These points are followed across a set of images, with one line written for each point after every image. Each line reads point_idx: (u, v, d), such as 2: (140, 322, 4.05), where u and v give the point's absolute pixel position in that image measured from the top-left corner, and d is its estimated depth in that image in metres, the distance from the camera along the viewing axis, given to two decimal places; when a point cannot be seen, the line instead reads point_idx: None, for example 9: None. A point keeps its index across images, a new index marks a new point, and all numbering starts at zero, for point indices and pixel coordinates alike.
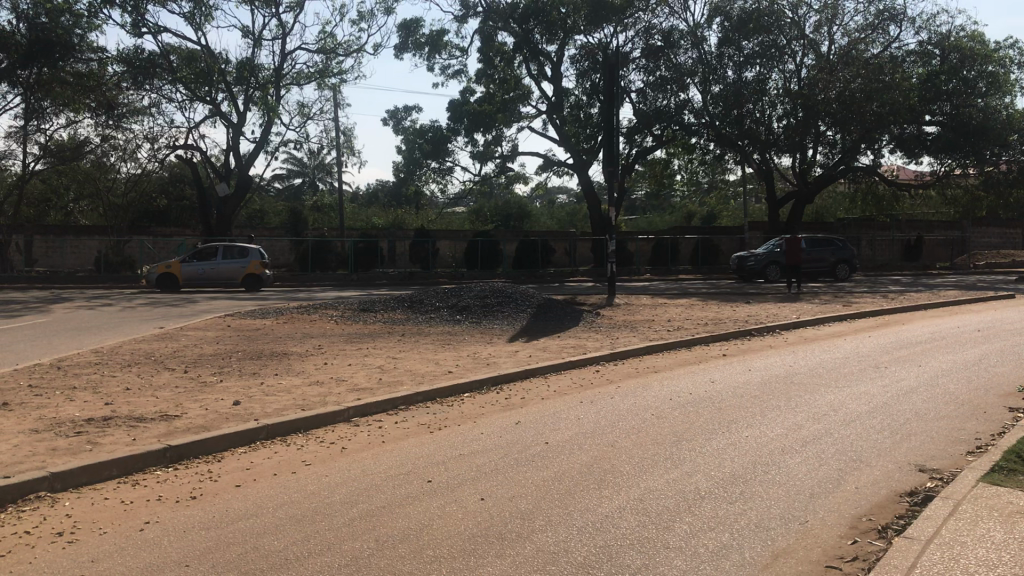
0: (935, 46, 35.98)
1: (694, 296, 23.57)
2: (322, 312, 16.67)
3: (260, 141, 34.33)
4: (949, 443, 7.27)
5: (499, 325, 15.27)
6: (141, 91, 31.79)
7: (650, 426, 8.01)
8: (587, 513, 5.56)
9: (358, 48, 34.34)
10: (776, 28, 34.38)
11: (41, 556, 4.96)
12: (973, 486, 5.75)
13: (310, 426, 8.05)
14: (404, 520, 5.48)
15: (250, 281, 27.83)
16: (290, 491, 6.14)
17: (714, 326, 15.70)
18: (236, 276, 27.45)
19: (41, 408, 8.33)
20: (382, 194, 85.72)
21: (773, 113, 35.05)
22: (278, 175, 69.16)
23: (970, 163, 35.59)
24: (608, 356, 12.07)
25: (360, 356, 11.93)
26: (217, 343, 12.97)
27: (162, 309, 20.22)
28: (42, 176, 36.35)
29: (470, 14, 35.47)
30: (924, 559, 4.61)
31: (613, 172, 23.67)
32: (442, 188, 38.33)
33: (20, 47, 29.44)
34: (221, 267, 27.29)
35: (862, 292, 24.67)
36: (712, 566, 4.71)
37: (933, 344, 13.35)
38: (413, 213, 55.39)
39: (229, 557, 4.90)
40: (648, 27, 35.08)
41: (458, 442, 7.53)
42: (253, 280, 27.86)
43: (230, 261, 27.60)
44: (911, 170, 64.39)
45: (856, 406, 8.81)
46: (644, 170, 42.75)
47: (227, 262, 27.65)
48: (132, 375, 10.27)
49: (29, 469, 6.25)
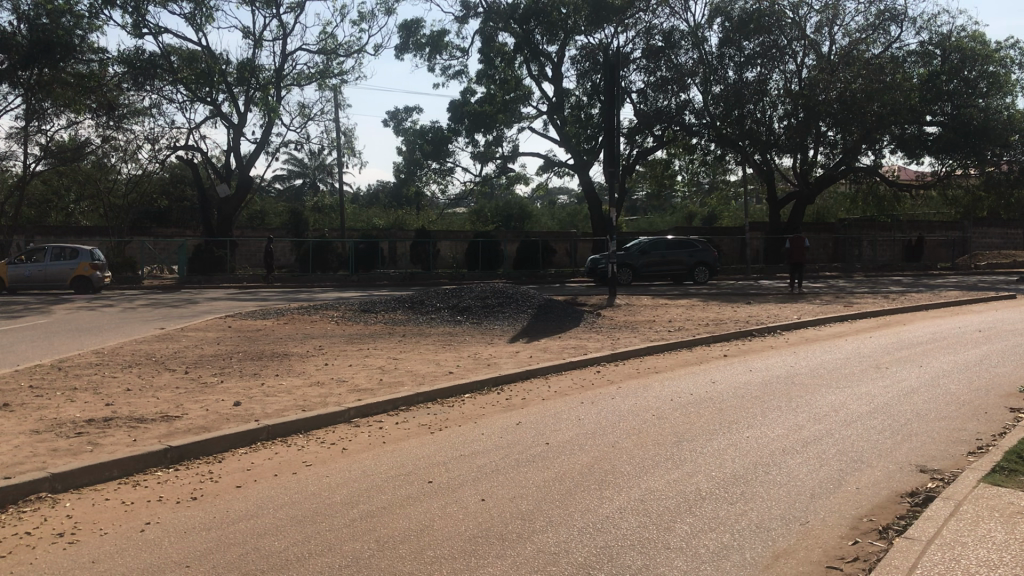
0: (936, 46, 35.97)
1: (694, 295, 23.60)
2: (323, 313, 16.70)
3: (261, 141, 34.34)
4: (950, 443, 7.27)
5: (500, 325, 15.30)
6: (142, 92, 31.83)
7: (651, 426, 8.03)
8: (588, 513, 5.57)
9: (359, 48, 34.37)
10: (777, 29, 34.36)
11: (42, 557, 4.96)
12: (974, 486, 5.74)
13: (311, 427, 8.05)
14: (404, 520, 5.48)
15: (80, 284, 26.54)
16: (291, 492, 6.13)
17: (714, 326, 15.73)
18: (65, 278, 26.23)
19: (42, 408, 8.37)
20: (382, 194, 85.82)
21: (774, 113, 34.99)
22: (279, 175, 69.24)
23: (971, 164, 35.64)
24: (609, 357, 12.09)
25: (361, 356, 11.96)
26: (218, 344, 13.00)
27: (164, 309, 20.26)
28: (42, 176, 36.38)
29: (471, 14, 35.45)
30: (925, 560, 4.61)
31: (614, 172, 23.68)
32: (443, 189, 38.34)
33: (20, 49, 29.07)
34: (50, 269, 26.09)
35: (863, 292, 24.68)
36: (712, 567, 4.71)
37: (933, 344, 13.35)
38: (415, 214, 55.43)
39: (228, 557, 4.90)
40: (648, 28, 35.11)
41: (460, 443, 7.54)
42: (83, 282, 26.62)
43: (60, 263, 26.38)
44: (912, 171, 64.44)
45: (857, 406, 8.82)
46: (645, 171, 42.77)
47: (57, 264, 26.51)
48: (133, 375, 10.30)
49: (29, 469, 6.27)
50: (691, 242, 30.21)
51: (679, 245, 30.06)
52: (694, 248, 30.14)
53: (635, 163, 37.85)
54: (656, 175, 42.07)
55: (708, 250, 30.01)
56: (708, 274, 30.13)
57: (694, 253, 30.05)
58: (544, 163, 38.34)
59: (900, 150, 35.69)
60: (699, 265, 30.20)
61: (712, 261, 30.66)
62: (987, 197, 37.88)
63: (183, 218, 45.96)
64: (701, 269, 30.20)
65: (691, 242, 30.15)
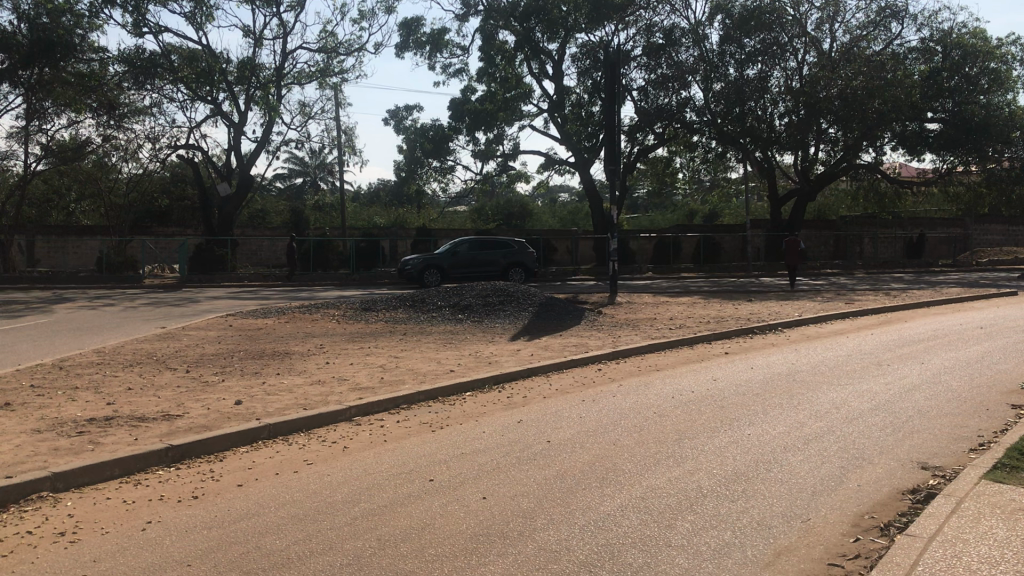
0: (937, 43, 35.75)
1: (696, 293, 23.52)
2: (324, 311, 16.70)
3: (262, 140, 34.30)
4: (952, 440, 7.26)
5: (502, 323, 15.28)
6: (143, 91, 31.82)
7: (653, 424, 8.02)
8: (590, 510, 5.57)
9: (359, 47, 34.30)
10: (778, 26, 34.36)
11: (43, 556, 4.96)
12: (976, 483, 5.74)
13: (311, 426, 8.03)
14: (405, 518, 5.49)
15: None
16: (292, 490, 6.14)
17: (715, 323, 15.72)
18: None
19: (43, 408, 8.36)
20: (383, 192, 85.83)
21: (775, 111, 34.88)
22: (280, 174, 69.26)
23: (973, 160, 35.59)
24: (611, 355, 12.09)
25: (363, 355, 11.97)
26: (219, 342, 13.01)
27: (165, 309, 20.26)
28: (43, 176, 36.43)
29: (471, 12, 35.44)
30: (928, 556, 4.61)
31: (615, 170, 23.58)
32: (444, 187, 38.32)
33: (21, 47, 29.21)
34: None
35: (864, 291, 24.56)
36: (715, 564, 4.70)
37: (936, 342, 13.29)
38: (415, 213, 55.39)
39: (231, 555, 4.91)
40: (648, 25, 35.13)
41: (461, 441, 7.54)
42: None
43: None
44: (914, 168, 64.37)
45: (859, 404, 8.80)
46: (646, 168, 42.71)
47: None
48: (133, 374, 10.28)
49: (31, 469, 6.26)
50: (505, 241, 28.66)
51: (496, 244, 28.46)
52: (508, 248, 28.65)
53: (636, 160, 37.79)
54: (657, 173, 42.05)
55: (525, 249, 28.71)
56: (526, 275, 28.77)
57: (509, 253, 28.65)
58: (545, 162, 38.30)
59: (901, 147, 35.64)
60: (514, 264, 28.76)
61: (528, 262, 28.98)
62: (989, 194, 37.85)
63: (184, 217, 46.02)
64: (518, 268, 28.86)
65: (506, 241, 28.71)
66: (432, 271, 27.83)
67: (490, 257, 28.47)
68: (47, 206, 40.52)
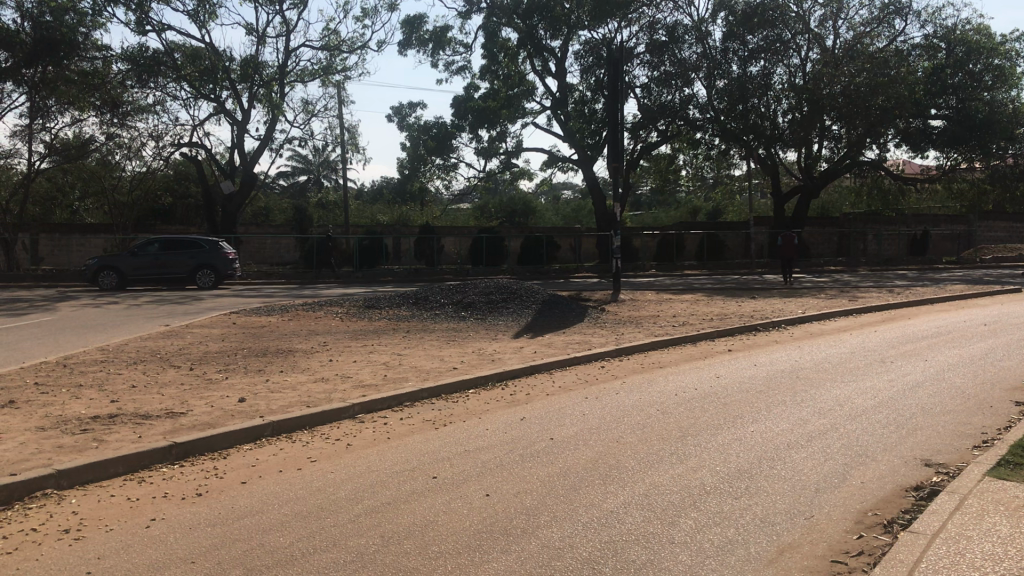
0: (941, 39, 35.62)
1: (699, 290, 23.49)
2: (328, 309, 16.73)
3: (265, 138, 34.32)
4: (956, 437, 7.27)
5: (504, 321, 15.30)
6: (146, 89, 31.86)
7: (657, 421, 8.04)
8: (594, 507, 5.58)
9: (362, 45, 34.32)
10: (781, 23, 34.33)
11: (49, 552, 4.98)
12: (979, 480, 5.74)
13: (315, 423, 8.07)
14: (409, 514, 5.50)
15: None
16: (294, 488, 6.14)
17: (719, 320, 15.72)
18: None
19: (49, 405, 8.42)
20: (386, 189, 85.78)
21: (778, 108, 34.84)
22: (285, 172, 69.30)
23: (977, 157, 35.56)
24: (614, 352, 12.09)
25: (365, 352, 11.98)
26: (223, 340, 13.03)
27: (169, 306, 20.31)
28: (47, 175, 36.48)
29: (474, 9, 35.40)
30: (931, 553, 4.61)
31: (618, 168, 23.51)
32: (447, 184, 38.29)
33: (25, 47, 29.20)
34: None
35: (867, 287, 24.54)
36: (717, 561, 4.70)
37: (939, 339, 13.27)
38: (417, 211, 55.40)
39: (235, 553, 4.92)
40: (652, 23, 35.05)
41: (464, 438, 7.55)
42: None
43: None
44: (917, 165, 64.33)
45: (863, 400, 8.81)
46: (650, 165, 42.65)
47: None
48: (137, 372, 10.30)
49: (36, 466, 6.29)
50: (193, 242, 27.01)
51: (182, 246, 26.91)
52: (196, 249, 26.99)
53: (639, 157, 37.68)
54: (660, 169, 42.00)
55: (215, 250, 27.07)
56: (208, 277, 26.78)
57: (196, 255, 26.98)
58: (547, 159, 38.26)
59: (904, 144, 35.78)
60: (202, 267, 27.11)
61: (218, 264, 27.10)
62: (992, 190, 37.82)
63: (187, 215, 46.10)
64: (205, 271, 27.16)
65: (195, 241, 27.02)
66: (107, 272, 26.40)
67: (176, 259, 26.81)
68: (50, 204, 40.60)
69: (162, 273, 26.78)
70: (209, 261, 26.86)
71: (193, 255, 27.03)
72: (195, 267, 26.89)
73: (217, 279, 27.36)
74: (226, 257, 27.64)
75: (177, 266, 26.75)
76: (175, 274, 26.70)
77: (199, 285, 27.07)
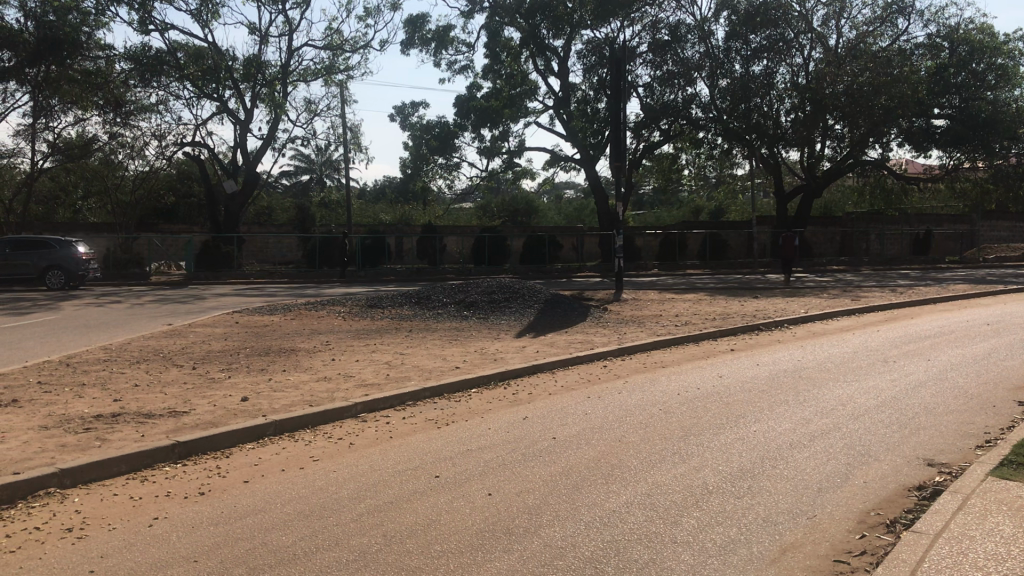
0: (944, 38, 35.57)
1: (702, 289, 23.43)
2: (330, 308, 16.72)
3: (268, 137, 34.33)
4: (959, 437, 7.26)
5: (506, 320, 15.29)
6: (149, 89, 31.89)
7: (659, 420, 8.03)
8: (596, 507, 5.58)
9: (365, 44, 34.32)
10: (785, 22, 34.33)
11: (51, 552, 4.99)
12: (982, 480, 5.74)
13: (317, 422, 8.06)
14: (413, 513, 5.51)
15: None
16: (297, 487, 6.15)
17: (722, 320, 15.71)
18: None
19: (51, 404, 8.42)
20: (388, 188, 85.81)
21: (781, 107, 34.83)
22: (287, 171, 69.36)
23: (980, 157, 35.51)
24: (616, 352, 12.09)
25: (367, 352, 11.97)
26: (225, 340, 13.03)
27: (172, 305, 20.32)
28: (50, 173, 36.51)
29: (477, 9, 35.40)
30: (934, 553, 4.61)
31: (620, 167, 23.47)
32: (449, 184, 38.29)
33: (28, 46, 29.19)
34: None
35: (870, 287, 24.50)
36: (719, 561, 4.70)
37: (941, 338, 13.27)
38: (420, 210, 55.40)
39: (237, 551, 4.92)
40: (655, 22, 35.01)
41: (467, 437, 7.55)
42: None
43: None
44: (920, 165, 64.33)
45: (866, 400, 8.80)
46: (652, 165, 42.64)
47: None
48: (140, 371, 10.31)
49: (39, 465, 6.29)
50: (42, 241, 26.15)
51: (31, 245, 26.15)
52: (45, 249, 26.15)
53: (642, 156, 37.64)
54: (663, 168, 41.96)
55: (64, 251, 26.12)
56: (54, 279, 25.88)
57: (45, 254, 26.15)
58: (550, 158, 38.24)
59: (907, 143, 35.70)
60: (51, 267, 26.26)
61: (67, 265, 26.12)
62: (995, 189, 37.77)
63: (190, 214, 46.14)
64: (54, 271, 26.29)
65: (44, 241, 26.16)
66: None
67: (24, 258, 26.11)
68: (53, 203, 40.63)
69: (13, 273, 26.15)
70: (56, 262, 25.94)
71: (42, 254, 26.23)
72: (42, 268, 26.11)
73: (67, 280, 26.50)
74: (79, 257, 26.64)
75: (24, 266, 26.02)
76: (23, 274, 26.04)
77: (48, 286, 26.28)
